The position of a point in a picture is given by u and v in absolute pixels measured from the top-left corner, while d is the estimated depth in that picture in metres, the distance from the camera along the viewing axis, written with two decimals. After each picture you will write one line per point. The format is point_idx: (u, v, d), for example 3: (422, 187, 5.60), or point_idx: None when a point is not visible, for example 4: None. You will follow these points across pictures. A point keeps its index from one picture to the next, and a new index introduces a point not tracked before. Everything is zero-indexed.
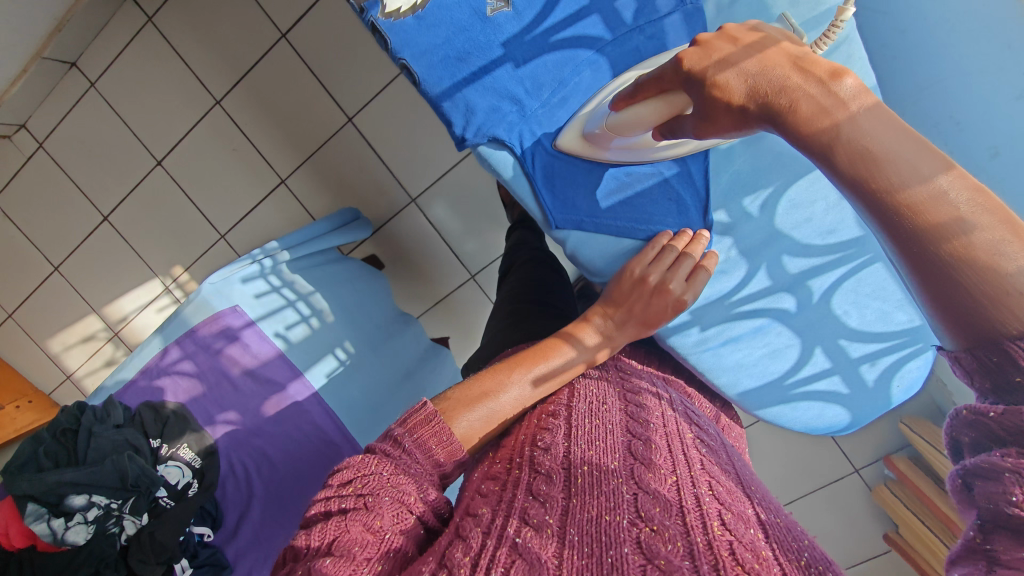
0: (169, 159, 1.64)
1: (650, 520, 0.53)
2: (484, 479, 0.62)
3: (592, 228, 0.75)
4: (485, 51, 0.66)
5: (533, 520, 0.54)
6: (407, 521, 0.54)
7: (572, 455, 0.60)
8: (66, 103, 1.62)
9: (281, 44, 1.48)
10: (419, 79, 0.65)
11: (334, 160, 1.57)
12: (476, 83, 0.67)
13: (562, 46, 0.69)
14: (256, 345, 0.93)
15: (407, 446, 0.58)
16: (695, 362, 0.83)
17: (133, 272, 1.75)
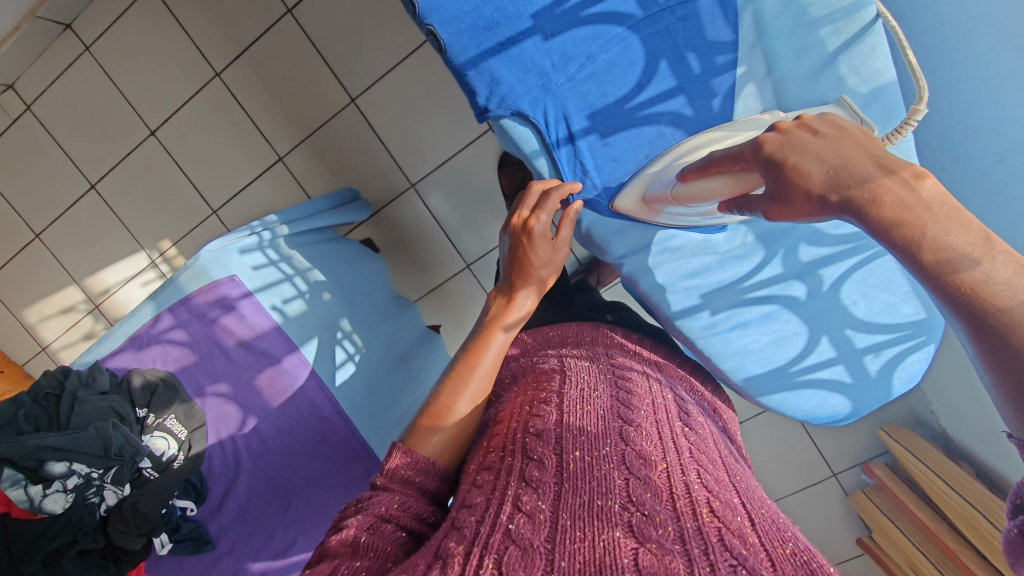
0: (163, 129, 1.60)
1: (642, 505, 0.51)
2: (476, 468, 0.60)
3: (607, 209, 0.77)
4: (514, 22, 0.65)
5: (525, 508, 0.51)
6: (386, 528, 0.52)
7: (564, 440, 0.59)
8: (57, 65, 1.57)
9: (286, 20, 1.46)
10: (445, 46, 0.63)
11: (334, 141, 1.55)
12: (503, 54, 0.65)
13: (592, 21, 0.68)
14: (253, 317, 0.90)
15: (382, 476, 0.58)
16: (702, 345, 0.87)
17: (118, 244, 1.70)
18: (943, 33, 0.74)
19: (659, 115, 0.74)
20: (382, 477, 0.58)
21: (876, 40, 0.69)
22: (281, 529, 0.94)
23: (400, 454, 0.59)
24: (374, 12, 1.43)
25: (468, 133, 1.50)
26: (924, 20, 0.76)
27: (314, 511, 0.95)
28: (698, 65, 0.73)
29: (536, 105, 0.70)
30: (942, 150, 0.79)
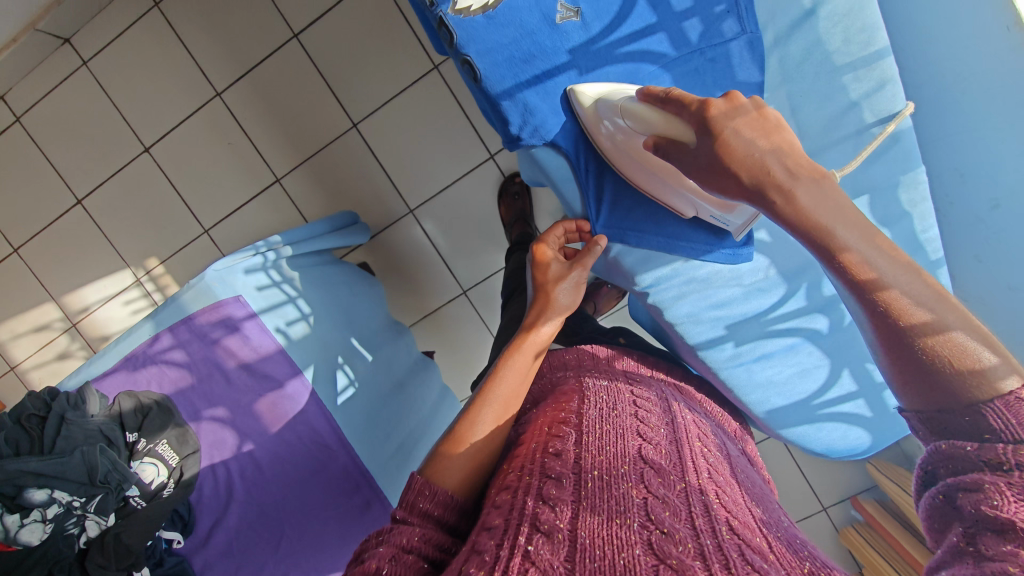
0: (158, 147, 1.58)
1: (661, 523, 0.49)
2: (495, 489, 0.57)
3: (634, 240, 0.80)
4: (550, 56, 0.69)
5: (545, 526, 0.49)
6: (408, 558, 0.50)
7: (584, 459, 0.57)
8: (53, 78, 1.55)
9: (292, 45, 1.48)
10: (481, 75, 0.65)
11: (333, 164, 1.55)
12: (537, 86, 0.69)
13: (626, 59, 0.73)
14: (257, 339, 0.89)
15: (400, 509, 0.56)
16: (726, 376, 0.87)
17: (102, 261, 1.65)
18: (943, 85, 0.74)
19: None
20: (401, 509, 0.56)
21: (897, 88, 0.74)
22: (272, 563, 0.90)
23: (419, 484, 0.57)
24: (380, 40, 1.46)
25: (469, 161, 1.52)
26: None
27: (307, 546, 0.91)
28: None
29: (565, 138, 0.75)
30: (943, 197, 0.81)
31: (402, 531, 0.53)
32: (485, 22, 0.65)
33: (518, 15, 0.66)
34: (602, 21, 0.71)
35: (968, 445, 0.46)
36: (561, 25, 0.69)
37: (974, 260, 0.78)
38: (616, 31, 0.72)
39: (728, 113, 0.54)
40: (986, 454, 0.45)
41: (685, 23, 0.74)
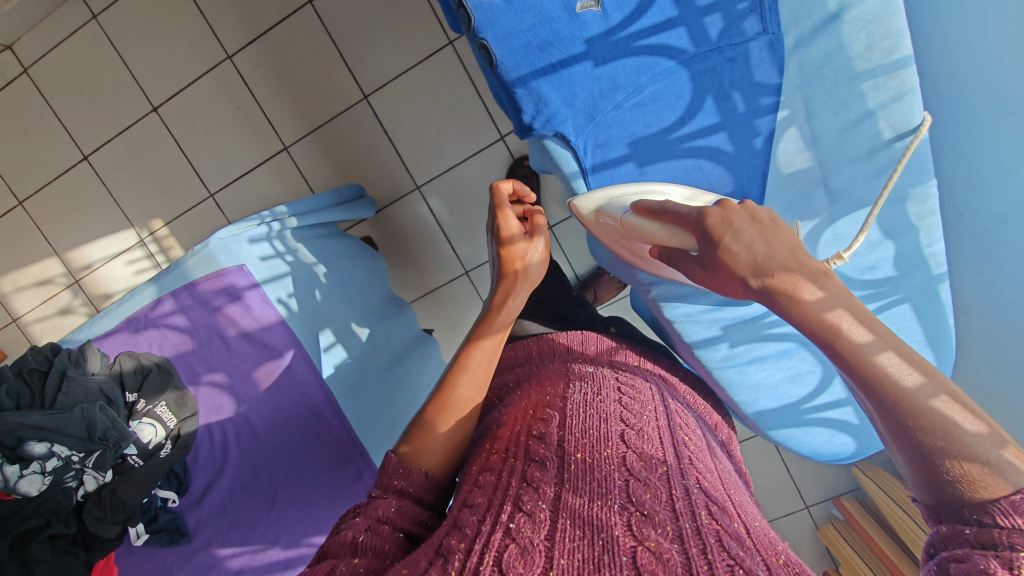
0: (165, 107, 1.57)
1: (641, 504, 0.51)
2: (479, 471, 0.59)
3: None
4: (567, 46, 0.69)
5: (527, 507, 0.51)
6: (384, 529, 0.52)
7: (567, 442, 0.58)
8: (62, 29, 1.53)
9: (305, 10, 1.45)
10: (497, 61, 0.67)
11: (340, 136, 1.54)
12: (552, 75, 0.70)
13: (643, 53, 0.72)
14: (258, 309, 0.89)
15: (378, 487, 0.59)
16: (719, 376, 0.89)
17: (106, 220, 1.65)
18: (961, 95, 0.72)
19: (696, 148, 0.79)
20: (378, 487, 0.58)
21: (914, 99, 0.69)
22: (263, 525, 0.91)
23: (393, 463, 0.60)
24: (394, 11, 1.44)
25: (478, 140, 1.51)
26: None
27: (299, 510, 0.93)
28: (742, 104, 0.78)
29: (578, 131, 0.75)
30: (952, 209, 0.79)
31: (378, 505, 0.55)
32: (505, 7, 0.65)
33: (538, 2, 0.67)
34: (622, 11, 0.70)
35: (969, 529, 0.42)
36: (580, 14, 0.69)
37: (976, 271, 0.77)
38: (635, 22, 0.71)
39: (726, 221, 0.57)
40: (981, 537, 0.41)
41: (705, 19, 0.73)
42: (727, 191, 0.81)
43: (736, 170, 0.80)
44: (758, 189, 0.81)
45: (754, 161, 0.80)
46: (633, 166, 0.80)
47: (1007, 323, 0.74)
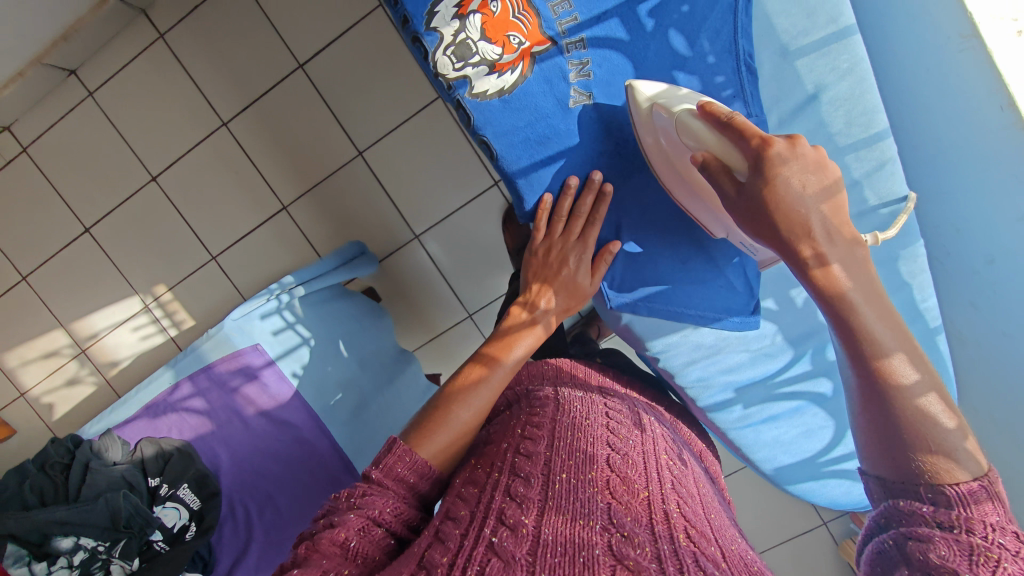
0: (164, 176, 1.60)
1: (622, 526, 0.52)
2: (463, 484, 0.60)
3: (646, 311, 0.89)
4: (563, 139, 0.80)
5: (508, 521, 0.52)
6: (375, 532, 0.54)
7: (553, 461, 0.60)
8: (58, 109, 1.56)
9: (297, 74, 1.50)
10: (499, 155, 0.79)
11: (338, 192, 1.57)
12: (549, 164, 0.81)
13: (633, 140, 0.82)
14: (274, 386, 0.95)
15: (376, 467, 0.59)
16: (737, 435, 0.98)
17: (111, 288, 1.67)
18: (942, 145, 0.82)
19: (693, 225, 0.85)
20: (376, 469, 0.59)
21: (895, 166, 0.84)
22: None
23: (396, 449, 0.60)
24: (384, 70, 1.49)
25: (473, 187, 1.54)
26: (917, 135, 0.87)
27: None
28: None
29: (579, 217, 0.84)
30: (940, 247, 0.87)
31: (373, 498, 0.56)
32: (502, 106, 0.77)
33: (532, 102, 0.78)
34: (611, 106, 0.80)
35: (923, 508, 0.53)
36: (573, 108, 0.79)
37: (970, 305, 0.86)
38: (624, 114, 0.81)
39: (784, 155, 0.60)
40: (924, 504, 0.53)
41: None
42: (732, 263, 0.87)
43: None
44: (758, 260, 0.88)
45: None
46: (642, 245, 0.87)
47: (1000, 347, 0.83)
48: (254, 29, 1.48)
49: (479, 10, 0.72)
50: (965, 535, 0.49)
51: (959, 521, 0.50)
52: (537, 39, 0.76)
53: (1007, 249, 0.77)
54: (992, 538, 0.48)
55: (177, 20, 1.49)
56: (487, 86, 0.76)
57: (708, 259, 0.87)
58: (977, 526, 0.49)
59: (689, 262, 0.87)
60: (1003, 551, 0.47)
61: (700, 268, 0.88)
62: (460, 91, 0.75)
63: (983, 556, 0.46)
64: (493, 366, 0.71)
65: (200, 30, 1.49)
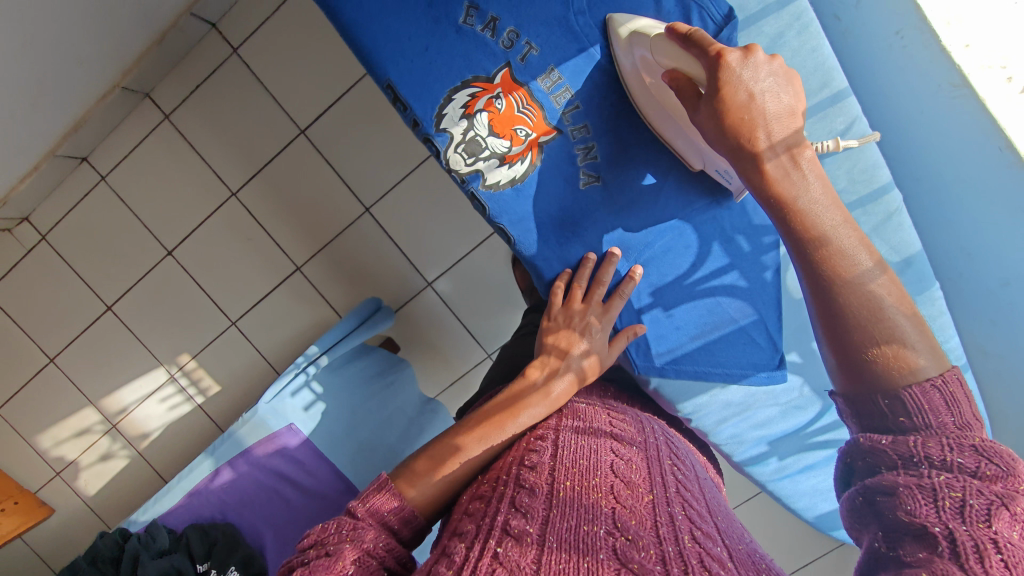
0: (180, 249, 1.64)
1: (625, 529, 0.56)
2: (470, 499, 0.65)
3: (673, 373, 0.94)
4: (578, 219, 0.90)
5: (513, 531, 0.57)
6: (370, 562, 0.60)
7: (557, 471, 0.64)
8: (73, 195, 1.61)
9: (299, 140, 1.54)
10: (516, 240, 0.89)
11: (349, 248, 1.61)
12: (563, 243, 0.90)
13: (645, 215, 0.90)
14: (310, 462, 1.05)
15: (361, 504, 0.66)
16: (776, 485, 1.08)
17: (136, 362, 1.70)
18: (944, 181, 0.97)
19: (713, 289, 0.93)
20: (362, 504, 0.66)
21: (901, 216, 0.94)
22: None
23: (381, 485, 0.68)
24: (384, 128, 1.53)
25: (480, 232, 1.57)
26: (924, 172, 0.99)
27: None
28: (746, 245, 0.92)
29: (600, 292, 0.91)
30: (953, 269, 1.01)
31: (365, 532, 0.62)
32: (514, 193, 0.88)
33: (541, 189, 0.88)
34: (617, 185, 0.89)
35: (884, 441, 0.59)
36: (584, 188, 0.89)
37: (988, 322, 1.00)
38: (632, 194, 0.89)
39: (745, 60, 0.66)
40: (900, 450, 0.57)
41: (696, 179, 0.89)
42: (750, 319, 0.94)
43: (753, 300, 0.93)
44: (778, 315, 0.94)
45: (768, 290, 0.94)
46: (662, 311, 0.93)
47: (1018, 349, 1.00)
48: (256, 102, 1.53)
49: (485, 109, 0.84)
50: (927, 469, 0.55)
51: (918, 448, 0.56)
52: (542, 128, 0.87)
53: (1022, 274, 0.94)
54: (950, 462, 0.55)
55: (181, 100, 1.54)
56: (498, 178, 0.86)
57: (730, 317, 0.94)
58: (935, 450, 0.56)
59: (711, 321, 0.94)
60: (963, 478, 0.53)
61: (722, 325, 0.94)
62: (474, 184, 0.87)
63: (945, 488, 0.52)
64: (504, 419, 0.75)
65: (204, 107, 1.54)
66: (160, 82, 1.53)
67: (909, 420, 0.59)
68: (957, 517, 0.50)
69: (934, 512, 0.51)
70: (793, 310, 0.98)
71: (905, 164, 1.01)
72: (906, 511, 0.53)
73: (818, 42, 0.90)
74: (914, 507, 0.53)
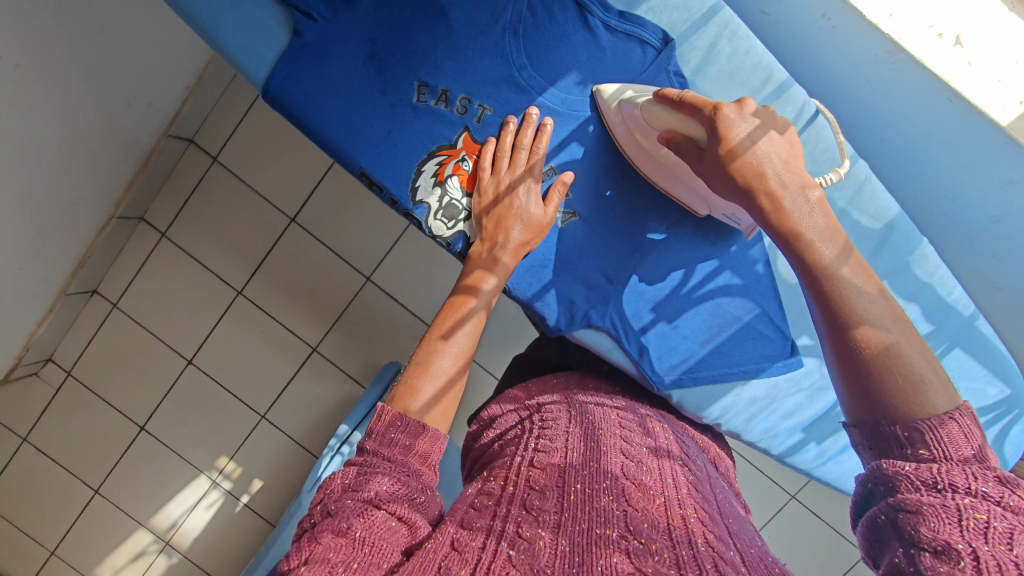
0: (199, 356, 1.68)
1: (637, 531, 0.55)
2: (478, 497, 0.64)
3: (692, 381, 0.96)
4: (566, 256, 0.92)
5: (524, 533, 0.56)
6: (376, 512, 0.57)
7: (567, 476, 0.64)
8: (89, 327, 1.67)
9: (292, 228, 1.60)
10: (513, 288, 0.90)
11: (358, 320, 1.64)
12: (558, 280, 0.92)
13: (629, 238, 0.95)
14: None
15: (374, 441, 0.67)
16: (822, 472, 1.05)
17: (177, 474, 1.72)
18: (911, 136, 1.00)
19: (710, 292, 0.98)
20: (373, 441, 0.66)
21: (871, 184, 0.97)
22: None
23: (389, 418, 0.68)
24: (369, 200, 1.58)
25: None
26: (893, 131, 1.02)
27: None
28: (731, 244, 0.98)
29: (604, 320, 0.94)
30: (943, 216, 1.06)
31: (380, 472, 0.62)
32: None
33: None
34: (597, 215, 0.94)
35: (905, 466, 0.56)
36: (565, 225, 0.93)
37: (992, 259, 1.05)
38: (612, 221, 0.94)
39: (738, 111, 0.72)
40: (923, 475, 0.54)
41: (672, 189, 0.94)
42: (752, 312, 0.99)
43: (751, 294, 0.99)
44: (775, 302, 1.00)
45: (762, 282, 0.99)
46: (667, 323, 0.98)
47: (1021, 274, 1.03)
48: (244, 202, 1.59)
49: (454, 173, 0.87)
50: (952, 495, 0.52)
51: (940, 475, 0.53)
52: None
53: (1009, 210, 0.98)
54: (971, 488, 0.52)
55: (174, 216, 1.61)
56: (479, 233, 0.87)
57: (733, 314, 0.99)
58: (956, 478, 0.53)
59: (717, 322, 0.99)
60: (987, 506, 0.50)
61: (728, 323, 0.99)
62: (457, 246, 0.88)
63: (971, 517, 0.49)
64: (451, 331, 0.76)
65: (196, 218, 1.61)
66: (151, 204, 1.60)
67: (924, 448, 0.56)
68: (987, 544, 0.46)
69: (962, 539, 0.47)
70: (791, 296, 1.03)
71: (872, 126, 1.03)
72: (931, 533, 0.49)
73: (750, 43, 0.94)
74: (934, 524, 0.49)
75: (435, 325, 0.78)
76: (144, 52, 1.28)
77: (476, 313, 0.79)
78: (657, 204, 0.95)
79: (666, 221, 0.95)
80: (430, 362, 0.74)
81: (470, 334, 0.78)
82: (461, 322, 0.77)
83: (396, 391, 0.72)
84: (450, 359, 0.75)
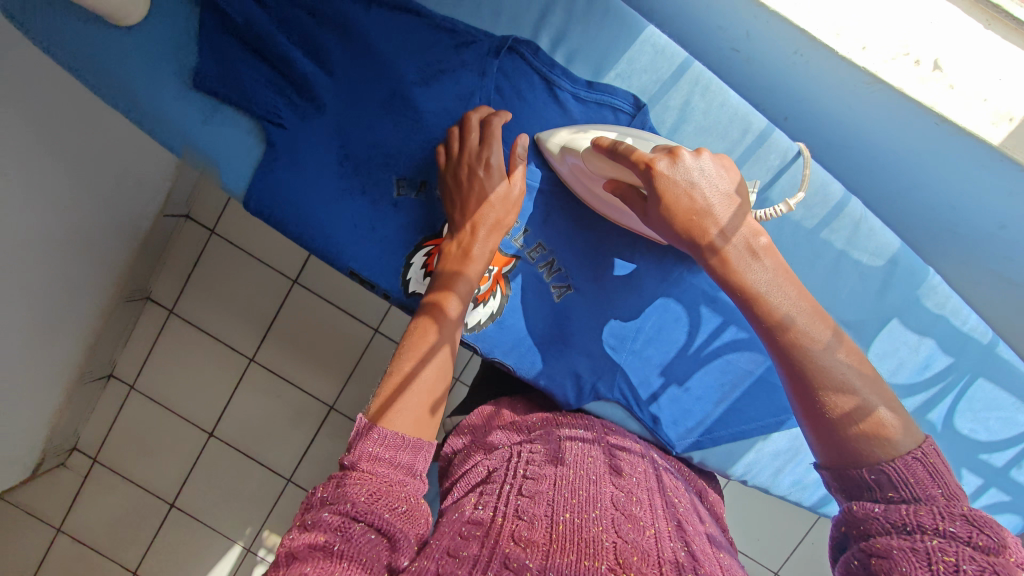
0: (220, 427, 1.68)
1: (629, 565, 0.52)
2: (465, 521, 0.59)
3: (711, 442, 0.96)
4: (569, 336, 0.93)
5: (514, 561, 0.52)
6: (354, 530, 0.52)
7: (556, 504, 0.60)
8: (110, 409, 1.67)
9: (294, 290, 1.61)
10: (515, 368, 0.90)
11: (371, 375, 1.64)
12: (563, 359, 0.92)
13: (628, 305, 0.93)
14: None
15: (349, 458, 0.59)
16: None
17: (212, 547, 1.71)
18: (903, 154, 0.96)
19: (716, 351, 0.96)
20: (348, 458, 0.59)
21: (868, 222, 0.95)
22: None
23: (365, 430, 0.61)
24: None
25: None
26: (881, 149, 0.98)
27: None
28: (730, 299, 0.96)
29: (616, 393, 0.93)
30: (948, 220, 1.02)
31: (352, 493, 0.55)
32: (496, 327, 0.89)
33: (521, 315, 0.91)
34: (593, 288, 0.93)
35: (873, 507, 0.55)
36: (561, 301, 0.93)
37: (1005, 259, 1.01)
38: (610, 291, 0.93)
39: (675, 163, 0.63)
40: (891, 517, 0.53)
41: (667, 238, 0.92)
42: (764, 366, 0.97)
43: (759, 347, 0.97)
44: None
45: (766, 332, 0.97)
46: (677, 386, 0.96)
47: None
48: (246, 272, 1.60)
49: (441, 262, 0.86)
50: (921, 536, 0.50)
51: (908, 516, 0.52)
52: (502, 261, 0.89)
53: (1013, 218, 0.93)
54: (941, 531, 0.50)
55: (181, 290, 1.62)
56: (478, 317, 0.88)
57: (744, 369, 0.97)
58: (925, 518, 0.52)
59: (729, 381, 0.97)
60: (956, 549, 0.48)
61: (740, 380, 0.97)
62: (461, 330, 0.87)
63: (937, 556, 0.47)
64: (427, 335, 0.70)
65: (203, 289, 1.62)
66: (155, 283, 1.61)
67: (895, 492, 0.55)
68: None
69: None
70: None
71: (861, 144, 1.00)
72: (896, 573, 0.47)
73: (723, 96, 0.93)
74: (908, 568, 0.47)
75: (409, 335, 0.71)
76: (142, 166, 1.30)
77: (450, 313, 0.73)
78: (649, 253, 0.92)
79: (664, 266, 0.93)
80: (408, 376, 0.66)
81: (446, 334, 0.72)
82: (435, 328, 0.71)
83: (372, 407, 0.64)
84: (430, 371, 0.68)
